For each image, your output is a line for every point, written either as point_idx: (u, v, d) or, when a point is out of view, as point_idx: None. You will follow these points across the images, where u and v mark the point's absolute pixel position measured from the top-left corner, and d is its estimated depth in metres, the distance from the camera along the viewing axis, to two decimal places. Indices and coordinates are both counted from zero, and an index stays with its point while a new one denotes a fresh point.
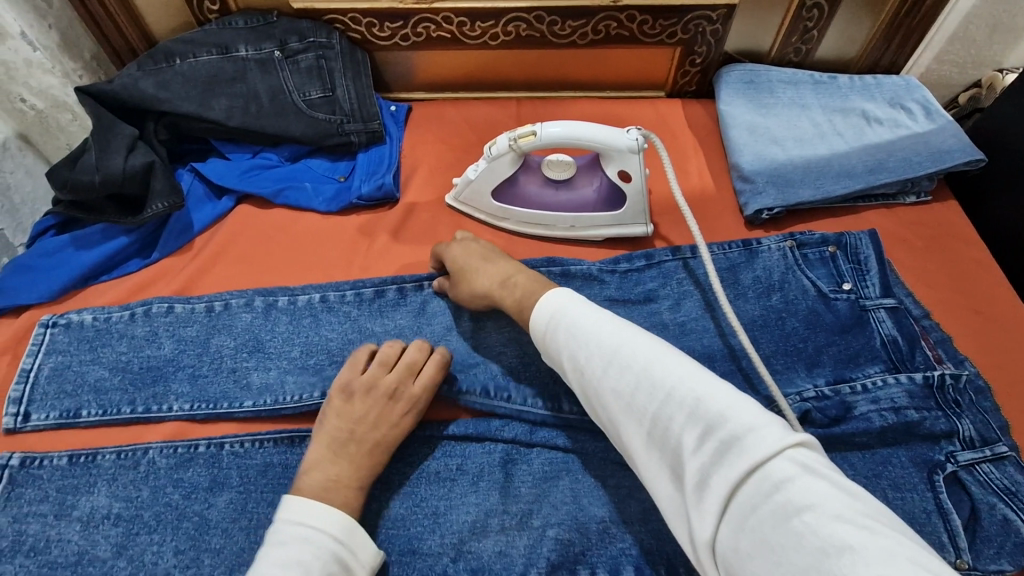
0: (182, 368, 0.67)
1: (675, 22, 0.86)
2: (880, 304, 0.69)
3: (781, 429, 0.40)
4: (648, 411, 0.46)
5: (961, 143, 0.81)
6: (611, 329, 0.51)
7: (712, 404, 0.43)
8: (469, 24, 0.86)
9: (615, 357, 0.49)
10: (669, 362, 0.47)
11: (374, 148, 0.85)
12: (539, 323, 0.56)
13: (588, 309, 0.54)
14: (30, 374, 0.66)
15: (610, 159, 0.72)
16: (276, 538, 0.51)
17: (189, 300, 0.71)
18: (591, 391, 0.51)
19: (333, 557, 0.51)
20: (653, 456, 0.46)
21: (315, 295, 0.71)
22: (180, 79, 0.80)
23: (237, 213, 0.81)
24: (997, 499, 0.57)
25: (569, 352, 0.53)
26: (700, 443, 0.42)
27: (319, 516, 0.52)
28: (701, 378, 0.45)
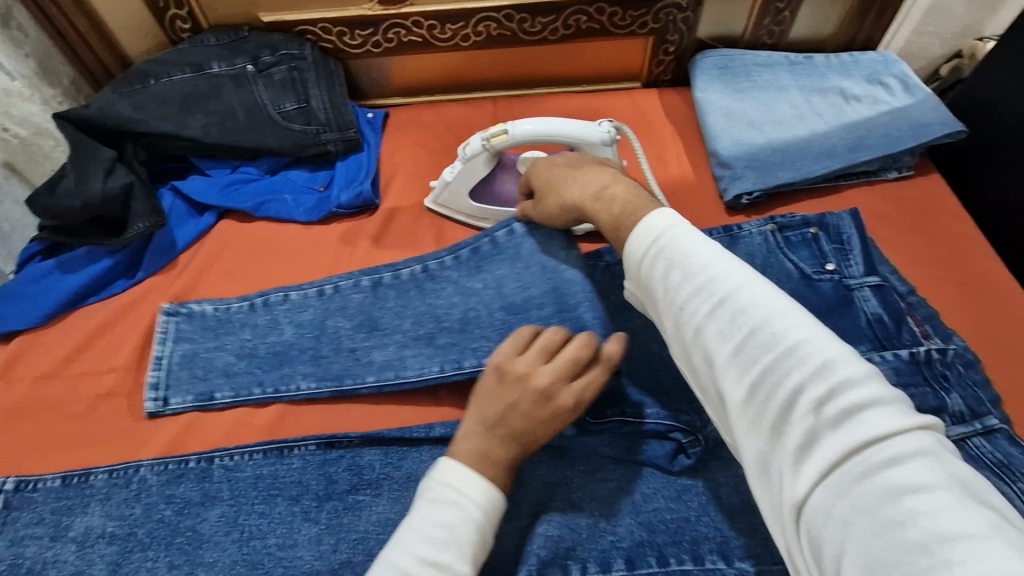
0: (306, 350, 0.69)
1: (645, 12, 0.86)
2: (864, 282, 0.69)
3: (911, 411, 0.39)
4: (759, 361, 0.43)
5: (940, 116, 0.80)
6: (728, 268, 0.48)
7: (842, 365, 0.41)
8: (439, 27, 0.86)
9: (729, 298, 0.46)
10: (794, 316, 0.44)
11: (352, 157, 0.86)
12: (640, 245, 0.52)
13: (699, 239, 0.50)
14: (162, 361, 0.69)
15: (583, 154, 0.72)
16: (427, 496, 0.50)
17: (302, 287, 0.73)
18: (690, 330, 0.48)
19: (477, 529, 0.49)
20: (751, 405, 0.43)
21: (417, 266, 0.72)
22: (156, 99, 0.80)
23: (220, 228, 0.81)
24: (991, 473, 0.56)
25: (671, 284, 0.49)
26: (819, 401, 0.41)
27: (472, 481, 0.50)
28: (828, 337, 0.43)
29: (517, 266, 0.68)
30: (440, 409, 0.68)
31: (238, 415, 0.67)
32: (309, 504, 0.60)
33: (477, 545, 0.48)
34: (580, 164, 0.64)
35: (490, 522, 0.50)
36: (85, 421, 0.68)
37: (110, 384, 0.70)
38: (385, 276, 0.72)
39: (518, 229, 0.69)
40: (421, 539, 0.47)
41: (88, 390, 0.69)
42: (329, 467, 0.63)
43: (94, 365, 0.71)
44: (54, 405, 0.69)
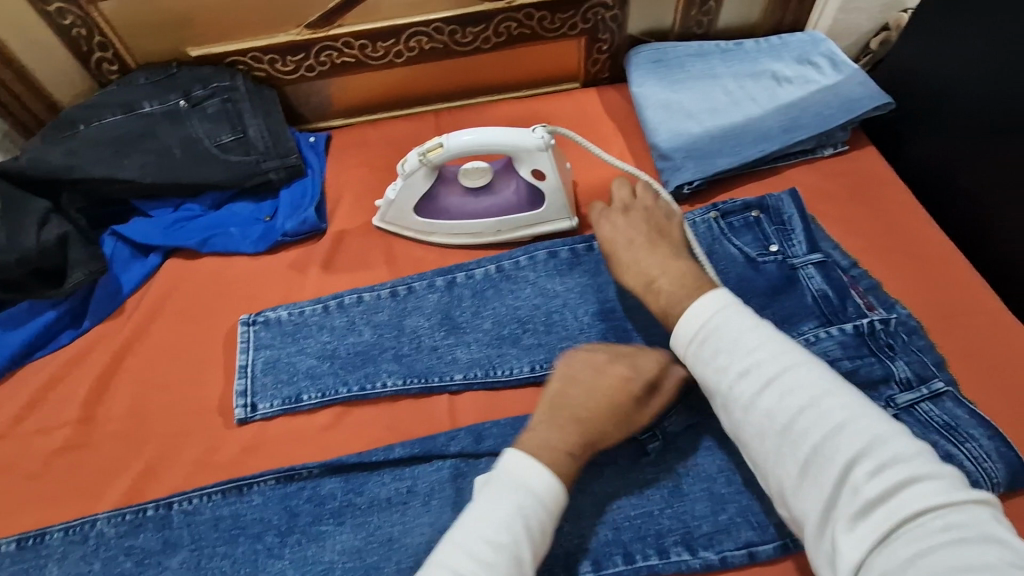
0: (387, 350, 0.70)
1: (573, 14, 0.87)
2: (807, 261, 0.69)
3: (958, 483, 0.43)
4: (810, 439, 0.47)
5: (868, 90, 0.81)
6: (775, 350, 0.52)
7: (890, 442, 0.45)
8: (371, 45, 0.86)
9: (778, 379, 0.50)
10: (841, 396, 0.49)
11: (296, 183, 0.85)
12: (688, 328, 0.55)
13: (743, 321, 0.54)
14: (247, 369, 0.70)
15: (521, 160, 0.73)
16: (493, 484, 0.53)
17: (375, 288, 0.74)
18: (741, 409, 0.51)
19: (536, 515, 0.51)
20: (805, 479, 0.47)
21: (491, 266, 0.74)
22: (88, 143, 0.79)
23: (167, 268, 0.80)
24: (938, 436, 0.57)
25: (720, 366, 0.53)
26: (869, 475, 0.44)
27: (535, 467, 0.53)
28: (874, 415, 0.47)
29: (598, 279, 0.72)
30: (397, 429, 0.67)
31: (194, 458, 0.66)
32: (273, 540, 0.60)
33: (537, 532, 0.50)
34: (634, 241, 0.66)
35: (550, 511, 0.52)
36: (38, 480, 0.66)
37: (61, 439, 0.68)
38: (346, 298, 0.74)
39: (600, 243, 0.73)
40: (484, 519, 0.50)
41: (39, 448, 0.68)
42: (291, 500, 0.62)
43: (45, 421, 0.69)
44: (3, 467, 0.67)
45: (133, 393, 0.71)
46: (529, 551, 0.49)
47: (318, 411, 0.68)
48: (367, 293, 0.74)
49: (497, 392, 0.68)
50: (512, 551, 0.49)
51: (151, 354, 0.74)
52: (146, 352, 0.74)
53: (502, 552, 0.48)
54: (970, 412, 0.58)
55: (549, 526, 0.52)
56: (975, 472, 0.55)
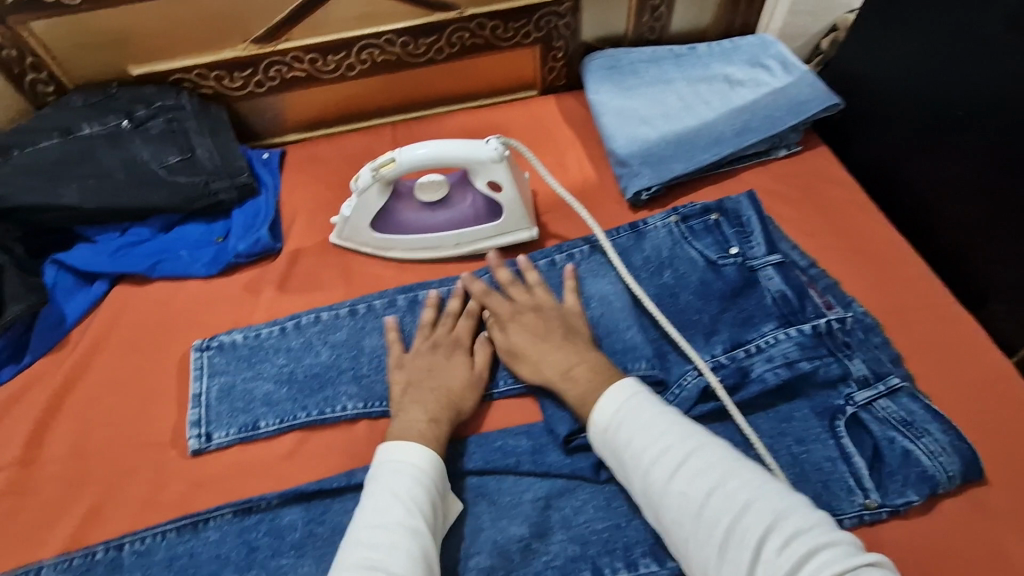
0: (346, 372, 0.69)
1: (526, 22, 0.87)
2: (766, 262, 0.70)
3: (859, 550, 0.44)
4: (720, 523, 0.48)
5: (817, 92, 0.83)
6: (680, 434, 0.54)
7: (790, 516, 0.46)
8: (321, 59, 0.84)
9: (685, 463, 0.52)
10: (744, 473, 0.50)
11: (249, 202, 0.83)
12: (601, 418, 0.58)
13: (653, 406, 0.57)
14: (201, 398, 0.68)
15: (476, 173, 0.72)
16: (379, 472, 0.56)
17: (333, 307, 0.73)
18: (657, 496, 0.52)
19: (421, 486, 0.55)
20: (721, 564, 0.47)
21: (454, 285, 0.74)
22: (21, 170, 0.75)
23: (113, 296, 0.77)
24: (895, 432, 0.58)
25: (633, 454, 0.55)
26: (776, 554, 0.45)
27: (412, 444, 0.57)
28: (774, 490, 0.48)
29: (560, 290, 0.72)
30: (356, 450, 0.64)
31: (145, 495, 0.63)
32: None
33: (426, 499, 0.54)
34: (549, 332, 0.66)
35: (434, 477, 0.56)
36: None
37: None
38: (305, 318, 0.72)
39: (561, 260, 0.75)
40: (376, 509, 0.53)
41: None
42: (248, 534, 0.60)
43: None
44: None
45: (79, 430, 0.68)
46: (425, 521, 0.53)
47: (275, 438, 0.66)
48: (327, 312, 0.73)
49: None
50: (410, 525, 0.52)
51: (97, 388, 0.70)
52: (92, 386, 0.71)
53: (398, 529, 0.51)
54: (924, 406, 0.59)
55: (437, 494, 0.56)
56: (932, 466, 0.56)
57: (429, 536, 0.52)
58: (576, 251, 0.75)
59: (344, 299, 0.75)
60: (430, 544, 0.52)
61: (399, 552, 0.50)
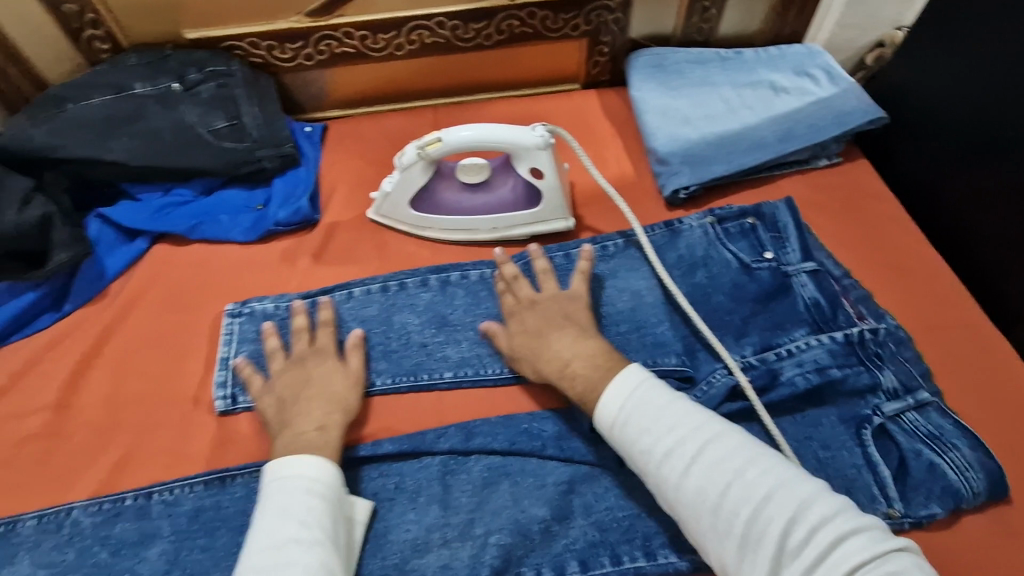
0: (375, 346, 0.69)
1: (576, 15, 0.87)
2: (800, 269, 0.70)
3: (882, 534, 0.45)
4: (742, 514, 0.49)
5: (863, 104, 0.83)
6: (692, 425, 0.54)
7: (813, 504, 0.47)
8: (372, 37, 0.85)
9: (700, 455, 0.52)
10: (761, 461, 0.51)
11: (289, 173, 0.84)
12: (609, 412, 0.57)
13: (662, 396, 0.56)
14: (230, 361, 0.69)
15: (520, 158, 0.72)
16: (272, 491, 0.55)
17: (365, 282, 0.73)
18: (673, 488, 0.52)
19: (313, 497, 0.54)
20: (745, 553, 0.48)
21: (487, 269, 0.74)
22: (74, 123, 0.77)
23: (152, 254, 0.78)
24: (922, 445, 0.59)
25: (644, 447, 0.54)
26: (803, 541, 0.46)
27: (298, 456, 0.56)
28: (793, 478, 0.49)
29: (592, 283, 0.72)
30: (383, 422, 0.65)
31: (174, 448, 0.65)
32: None
33: (320, 511, 0.53)
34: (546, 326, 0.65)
35: (327, 488, 0.55)
36: (7, 467, 0.64)
37: (35, 426, 0.66)
38: (337, 291, 0.73)
39: (594, 252, 0.75)
40: (268, 529, 0.52)
41: (10, 434, 0.66)
42: None
43: (18, 407, 0.67)
44: None
45: (113, 380, 0.69)
46: (319, 530, 0.52)
47: None
48: (358, 287, 0.73)
49: (486, 389, 0.67)
50: (303, 540, 0.51)
51: (132, 341, 0.72)
52: (127, 339, 0.72)
53: (292, 545, 0.51)
54: (953, 422, 0.59)
55: (333, 498, 0.55)
56: (957, 481, 0.56)
57: (328, 543, 0.52)
58: (610, 244, 0.75)
59: (377, 274, 0.76)
60: (327, 552, 0.51)
61: (295, 567, 0.50)
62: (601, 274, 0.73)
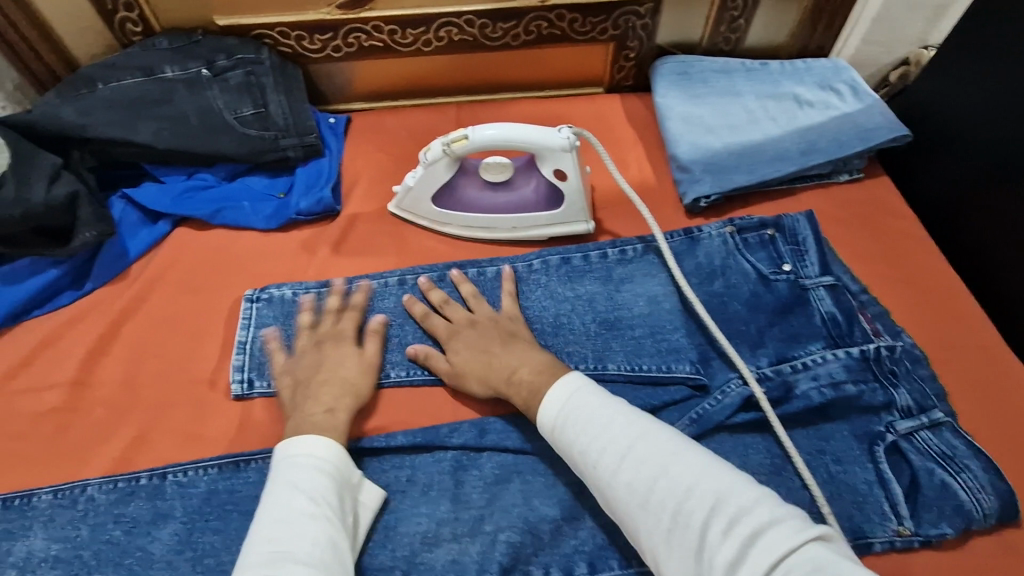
0: (391, 340, 0.70)
1: (605, 19, 0.87)
2: (818, 282, 0.70)
3: (799, 523, 0.44)
4: (668, 509, 0.48)
5: (887, 121, 0.83)
6: (623, 423, 0.54)
7: (733, 498, 0.47)
8: (400, 32, 0.86)
9: (630, 453, 0.52)
10: (687, 458, 0.51)
11: (312, 162, 0.84)
12: (548, 415, 0.57)
13: (597, 399, 0.57)
14: (247, 346, 0.70)
15: (544, 159, 0.73)
16: (282, 467, 0.55)
17: (382, 275, 0.74)
18: (607, 488, 0.52)
19: (324, 475, 0.55)
20: (675, 550, 0.48)
21: (505, 266, 0.74)
22: (103, 104, 0.77)
23: (174, 236, 0.79)
24: (935, 465, 0.59)
25: (580, 448, 0.54)
26: (722, 535, 0.45)
27: (311, 436, 0.57)
28: (718, 473, 0.49)
29: (609, 286, 0.73)
30: (396, 414, 0.65)
31: (189, 430, 0.65)
32: None
33: (331, 490, 0.54)
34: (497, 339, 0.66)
35: (338, 469, 0.56)
36: (24, 441, 0.64)
37: (53, 401, 0.67)
38: (354, 282, 0.73)
39: (612, 254, 0.75)
40: (279, 502, 0.52)
41: (28, 408, 0.66)
42: None
43: (37, 381, 0.68)
44: None
45: (131, 360, 0.70)
46: (329, 507, 0.53)
47: None
48: (376, 279, 0.73)
49: None
50: (313, 513, 0.51)
51: (150, 322, 0.72)
52: (145, 320, 0.73)
53: (302, 517, 0.51)
54: (966, 443, 0.59)
55: (342, 480, 0.56)
56: (969, 501, 0.57)
57: (336, 521, 0.52)
58: (629, 247, 0.75)
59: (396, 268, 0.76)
60: (335, 529, 0.52)
61: (305, 540, 0.50)
62: (617, 276, 0.74)
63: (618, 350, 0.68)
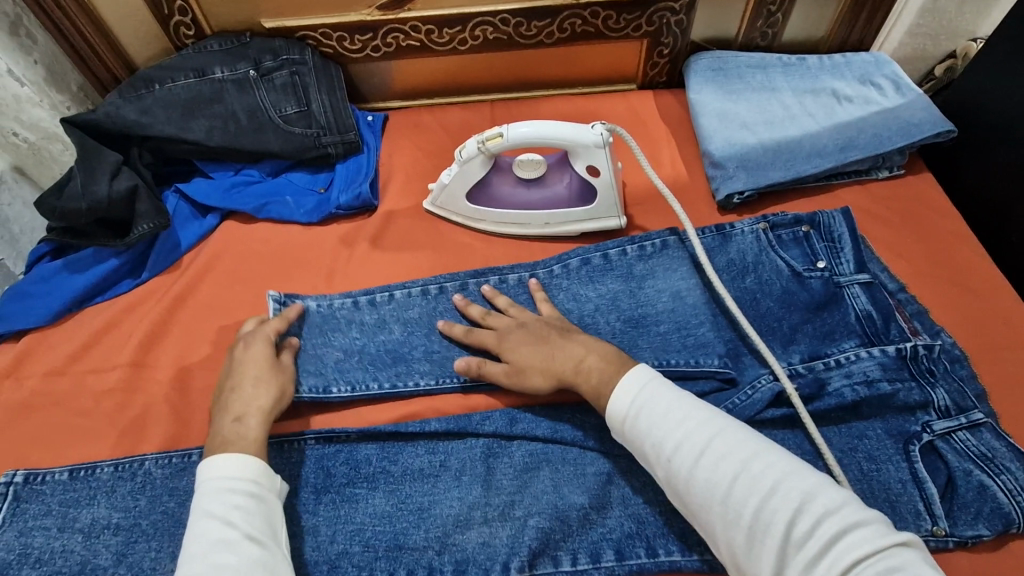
0: (424, 332, 0.72)
1: (639, 16, 0.88)
2: (854, 280, 0.69)
3: (885, 526, 0.45)
4: (748, 504, 0.49)
5: (930, 116, 0.81)
6: (701, 419, 0.55)
7: (818, 496, 0.47)
8: (437, 31, 0.88)
9: (708, 448, 0.53)
10: (768, 456, 0.51)
11: (351, 159, 0.88)
12: (620, 407, 0.58)
13: (670, 394, 0.57)
14: None
15: (577, 155, 0.74)
16: (202, 493, 0.53)
17: (406, 284, 0.74)
18: (682, 480, 0.53)
19: (238, 495, 0.53)
20: (753, 545, 0.48)
21: (525, 273, 0.75)
22: (160, 104, 0.82)
23: (222, 229, 0.83)
24: (973, 465, 0.58)
25: (655, 442, 0.55)
26: (807, 532, 0.46)
27: (219, 457, 0.55)
28: (800, 471, 0.50)
29: (632, 284, 0.73)
30: (431, 402, 0.68)
31: None
32: (308, 496, 0.62)
33: (253, 510, 0.53)
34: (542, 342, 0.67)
35: (257, 486, 0.55)
36: (89, 417, 0.69)
37: (114, 380, 0.72)
38: (377, 293, 0.74)
39: (631, 252, 0.75)
40: (195, 534, 0.51)
41: (92, 387, 0.71)
42: (327, 461, 0.64)
43: (99, 362, 0.73)
44: (60, 401, 0.71)
45: (183, 345, 0.74)
46: (247, 527, 0.51)
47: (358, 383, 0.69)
48: (399, 288, 0.74)
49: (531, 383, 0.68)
50: (230, 538, 0.50)
51: (201, 309, 0.77)
52: (197, 307, 0.77)
53: (221, 546, 0.50)
54: (1008, 444, 0.58)
55: (261, 495, 0.54)
56: (1009, 504, 0.55)
57: (264, 540, 0.52)
58: (648, 243, 0.75)
59: (431, 262, 0.79)
60: (263, 550, 0.51)
61: (231, 567, 0.48)
62: (634, 273, 0.74)
63: (644, 347, 0.69)
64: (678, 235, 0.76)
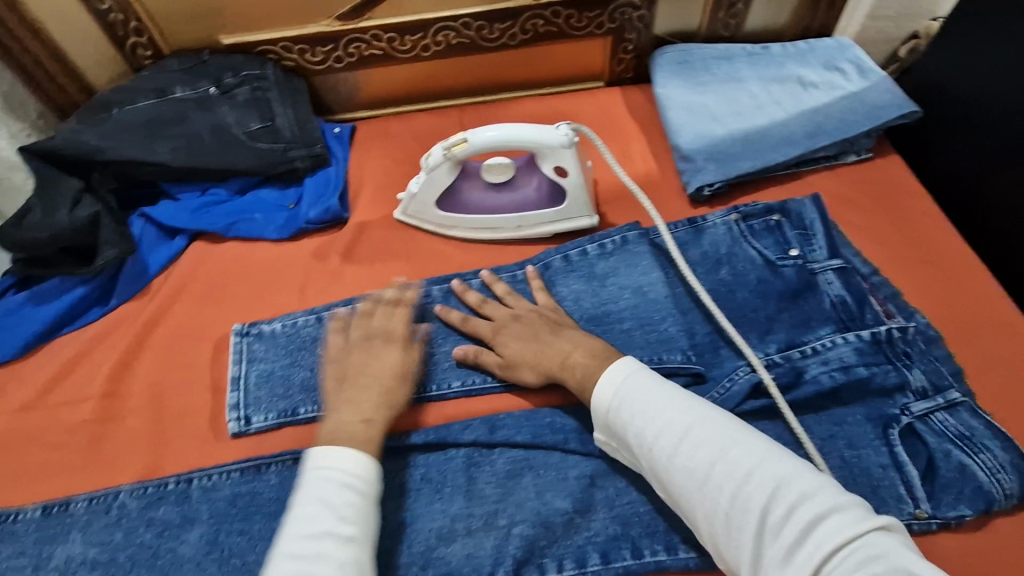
0: None
1: (600, 13, 0.88)
2: (826, 266, 0.70)
3: (863, 511, 0.45)
4: (726, 491, 0.49)
5: (895, 98, 0.81)
6: (681, 407, 0.54)
7: (794, 482, 0.47)
8: (399, 39, 0.88)
9: (688, 435, 0.52)
10: (747, 443, 0.51)
11: (319, 172, 0.86)
12: (601, 398, 0.57)
13: (652, 383, 0.57)
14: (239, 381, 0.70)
15: (544, 157, 0.74)
16: (309, 483, 0.53)
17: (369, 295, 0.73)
18: (662, 468, 0.53)
19: (346, 489, 0.53)
20: (730, 532, 0.48)
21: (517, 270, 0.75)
22: (121, 127, 0.80)
23: (191, 251, 0.82)
24: (952, 445, 0.58)
25: (635, 430, 0.55)
26: (783, 518, 0.46)
27: (334, 448, 0.55)
28: (778, 457, 0.50)
29: (594, 284, 0.72)
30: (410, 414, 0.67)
31: (213, 436, 0.68)
32: None
33: (358, 505, 0.53)
34: (517, 346, 0.66)
35: (366, 482, 0.54)
36: (61, 451, 0.68)
37: (86, 412, 0.70)
38: (340, 307, 0.73)
39: (591, 251, 0.74)
40: (299, 524, 0.51)
41: (63, 420, 0.70)
42: None
43: (70, 394, 0.71)
44: (31, 436, 0.69)
45: (156, 371, 0.73)
46: (353, 522, 0.51)
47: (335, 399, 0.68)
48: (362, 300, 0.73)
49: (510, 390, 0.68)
50: (337, 532, 0.50)
51: (172, 334, 0.75)
52: (168, 331, 0.76)
53: (327, 537, 0.50)
54: (985, 422, 0.58)
55: (367, 492, 0.54)
56: (988, 482, 0.56)
57: (362, 537, 0.51)
58: (609, 240, 0.74)
59: (404, 272, 0.78)
60: (361, 548, 0.51)
61: (329, 562, 0.49)
62: (598, 272, 0.73)
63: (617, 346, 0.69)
64: (638, 230, 0.75)
